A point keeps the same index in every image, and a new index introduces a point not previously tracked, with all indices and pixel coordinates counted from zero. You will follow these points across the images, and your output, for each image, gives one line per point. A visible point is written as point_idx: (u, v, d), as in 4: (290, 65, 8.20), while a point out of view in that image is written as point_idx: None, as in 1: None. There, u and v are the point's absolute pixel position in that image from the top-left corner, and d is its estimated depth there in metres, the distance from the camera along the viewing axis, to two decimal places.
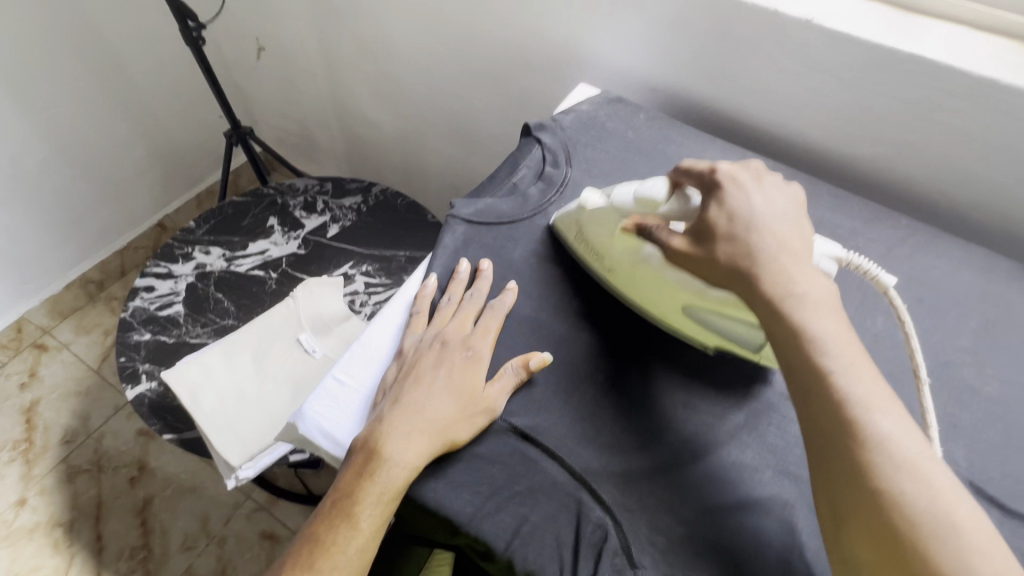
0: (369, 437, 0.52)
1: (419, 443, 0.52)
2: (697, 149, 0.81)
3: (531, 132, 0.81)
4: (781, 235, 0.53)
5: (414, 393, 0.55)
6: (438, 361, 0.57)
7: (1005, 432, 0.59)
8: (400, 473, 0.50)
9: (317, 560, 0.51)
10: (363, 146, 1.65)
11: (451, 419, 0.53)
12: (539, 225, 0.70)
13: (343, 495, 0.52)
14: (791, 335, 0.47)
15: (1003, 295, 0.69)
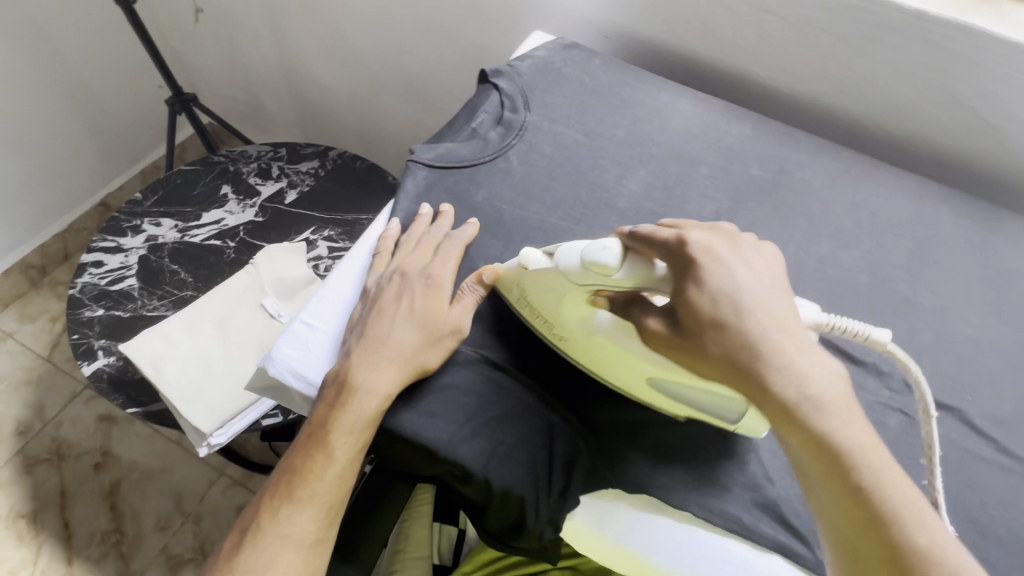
0: (339, 372, 0.53)
1: (390, 371, 0.52)
2: (652, 92, 0.83)
3: (488, 77, 0.80)
4: (777, 319, 0.45)
5: (380, 325, 0.55)
6: (400, 293, 0.57)
7: (936, 335, 0.64)
8: (372, 400, 0.51)
9: (298, 490, 0.52)
10: (317, 112, 1.59)
11: (421, 343, 0.54)
12: (500, 168, 0.71)
13: (315, 428, 0.52)
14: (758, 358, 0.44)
15: (933, 216, 0.74)
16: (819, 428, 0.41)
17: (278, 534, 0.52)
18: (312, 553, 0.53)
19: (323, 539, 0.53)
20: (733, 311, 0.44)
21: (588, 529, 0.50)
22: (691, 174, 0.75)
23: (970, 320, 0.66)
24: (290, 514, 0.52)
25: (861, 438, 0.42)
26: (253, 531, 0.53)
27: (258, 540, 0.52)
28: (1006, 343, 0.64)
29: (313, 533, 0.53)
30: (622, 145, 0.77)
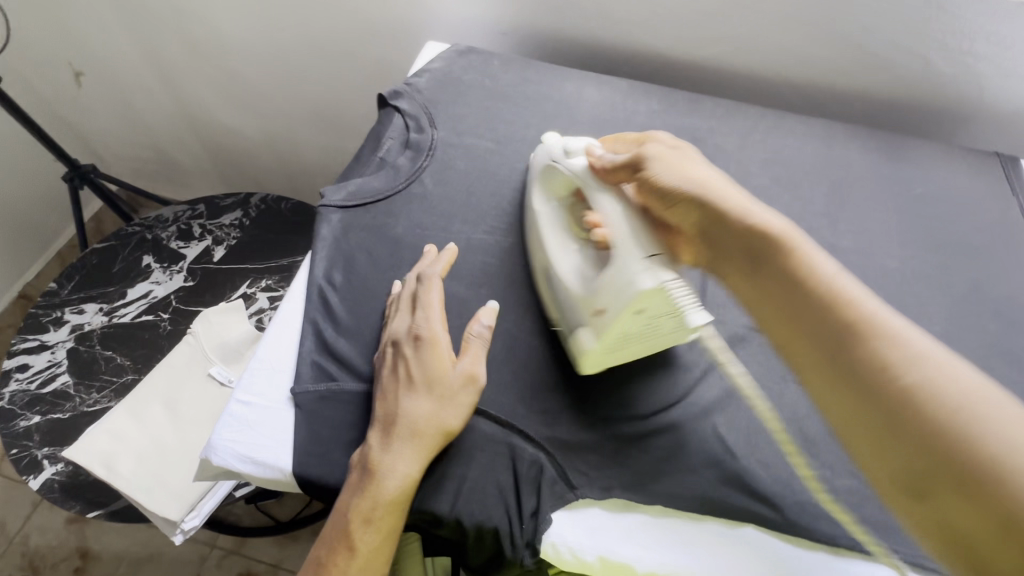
0: (359, 457, 0.50)
1: (408, 449, 0.49)
2: (555, 85, 0.82)
3: (388, 101, 0.78)
4: (714, 188, 0.54)
5: (387, 400, 0.51)
6: (395, 364, 0.53)
7: (862, 275, 0.66)
8: (395, 482, 0.48)
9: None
10: (229, 155, 1.52)
11: (435, 412, 0.51)
12: (416, 194, 0.69)
13: (340, 517, 0.49)
14: (764, 265, 0.49)
15: (841, 159, 0.77)
16: (838, 332, 0.44)
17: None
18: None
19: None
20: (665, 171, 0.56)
21: (570, 545, 0.49)
22: None
23: (891, 253, 0.68)
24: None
25: (844, 283, 0.46)
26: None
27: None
28: (926, 269, 0.67)
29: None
30: (535, 145, 0.76)
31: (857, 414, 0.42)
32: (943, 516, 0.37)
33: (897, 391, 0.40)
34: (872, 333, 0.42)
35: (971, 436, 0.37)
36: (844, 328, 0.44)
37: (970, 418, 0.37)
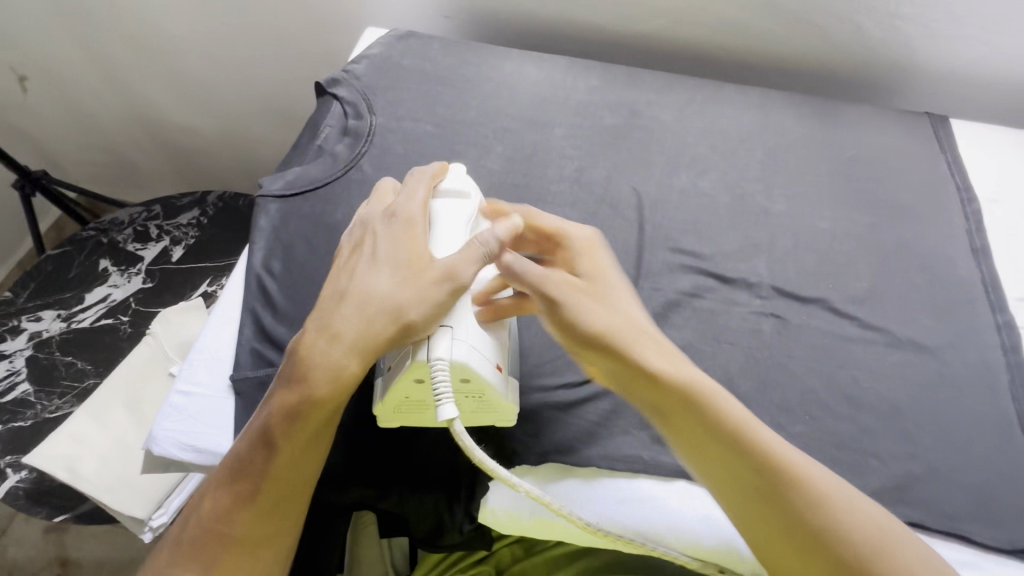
0: (299, 339, 0.46)
1: (349, 331, 0.45)
2: (494, 65, 0.83)
3: (326, 89, 0.78)
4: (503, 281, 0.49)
5: (354, 283, 0.47)
6: (371, 242, 0.49)
7: (794, 237, 0.68)
8: (327, 370, 0.44)
9: (240, 482, 0.45)
10: (192, 162, 1.49)
11: (388, 298, 0.45)
12: (355, 180, 0.70)
13: (264, 415, 0.46)
14: (657, 390, 0.47)
15: (777, 125, 0.78)
16: (751, 457, 0.44)
17: (215, 533, 0.45)
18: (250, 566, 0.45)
19: (271, 546, 0.46)
20: (597, 275, 0.51)
21: (510, 509, 0.51)
22: (547, 139, 0.75)
23: (823, 214, 0.70)
24: (220, 501, 0.45)
25: (730, 404, 0.46)
26: (190, 529, 0.46)
27: (200, 547, 0.45)
28: (857, 227, 0.69)
29: (249, 528, 0.45)
30: (474, 125, 0.76)
31: (756, 522, 0.44)
32: None
33: (794, 507, 0.43)
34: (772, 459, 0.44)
35: (852, 546, 0.41)
36: (748, 455, 0.44)
37: (852, 527, 0.42)
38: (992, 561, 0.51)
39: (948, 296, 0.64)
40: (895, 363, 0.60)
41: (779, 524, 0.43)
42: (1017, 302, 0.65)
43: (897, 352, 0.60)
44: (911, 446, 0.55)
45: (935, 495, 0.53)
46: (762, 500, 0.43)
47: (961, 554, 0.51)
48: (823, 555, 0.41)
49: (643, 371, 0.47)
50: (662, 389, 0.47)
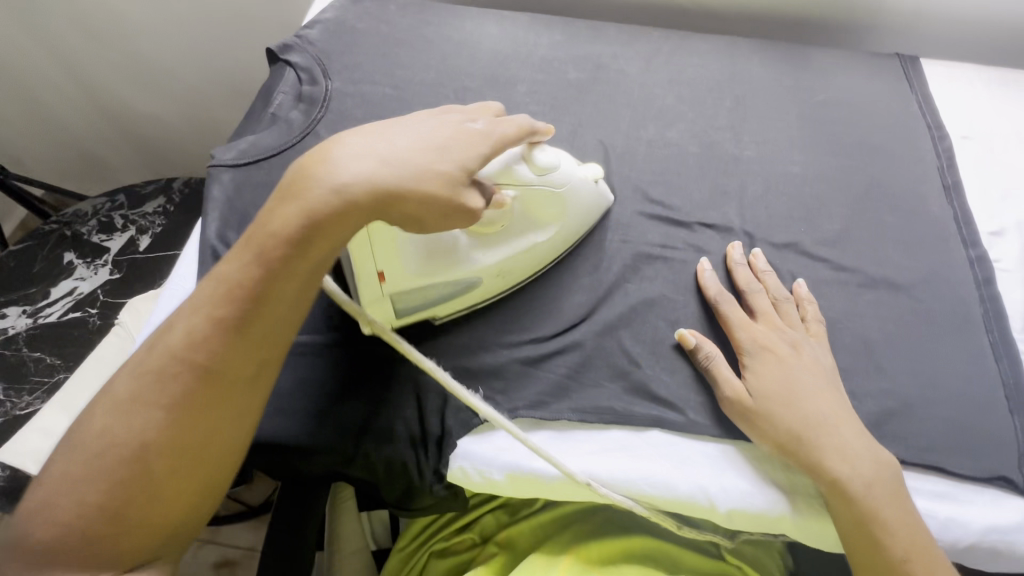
0: (312, 158, 0.44)
1: (362, 163, 0.42)
2: (454, 24, 0.80)
3: (278, 56, 0.75)
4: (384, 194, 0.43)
5: (388, 133, 0.45)
6: (427, 118, 0.47)
7: (765, 182, 0.67)
8: (333, 196, 0.41)
9: (229, 305, 0.42)
10: (154, 148, 1.36)
11: (405, 158, 0.44)
12: (311, 146, 0.67)
13: (259, 234, 0.43)
14: (776, 408, 0.50)
15: (745, 72, 0.76)
16: (843, 467, 0.48)
17: (183, 366, 0.42)
18: (218, 413, 0.42)
19: (220, 398, 0.42)
20: (786, 387, 0.51)
21: (479, 468, 0.50)
22: (510, 96, 0.73)
23: (794, 159, 0.69)
24: (194, 327, 0.42)
25: (834, 420, 0.50)
26: (155, 354, 0.42)
27: (164, 378, 0.42)
28: (828, 170, 0.68)
29: (220, 369, 0.42)
30: (434, 86, 0.73)
31: (836, 517, 0.48)
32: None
33: (872, 510, 0.47)
34: (859, 469, 0.48)
35: (904, 542, 0.46)
36: (838, 464, 0.48)
37: (907, 534, 0.46)
38: (969, 491, 0.51)
39: (920, 234, 0.63)
40: (868, 301, 0.59)
41: (855, 522, 0.47)
42: (990, 237, 0.64)
43: (869, 290, 0.60)
44: (885, 382, 0.55)
45: (911, 429, 0.52)
46: (838, 500, 0.48)
47: (938, 486, 0.51)
48: (880, 550, 0.46)
49: (823, 477, 0.48)
50: (843, 496, 0.47)
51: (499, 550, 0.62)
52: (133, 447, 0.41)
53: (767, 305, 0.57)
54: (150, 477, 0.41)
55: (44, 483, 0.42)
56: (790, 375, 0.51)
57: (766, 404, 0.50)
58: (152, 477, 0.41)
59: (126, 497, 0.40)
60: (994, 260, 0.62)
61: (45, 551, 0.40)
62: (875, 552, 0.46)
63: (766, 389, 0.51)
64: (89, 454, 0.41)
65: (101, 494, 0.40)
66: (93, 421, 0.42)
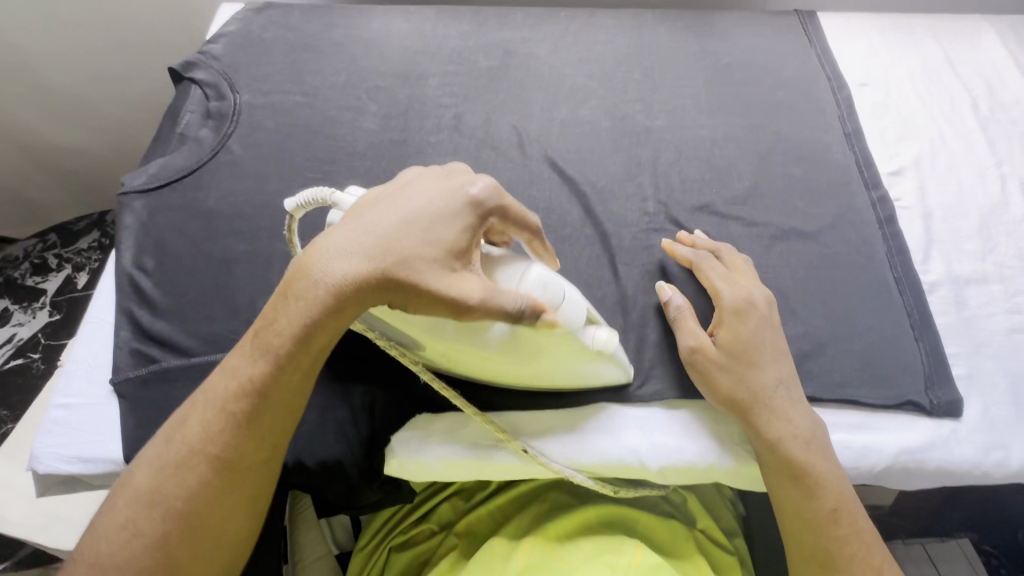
0: (301, 262, 0.42)
1: (355, 264, 0.40)
2: (360, 24, 0.79)
3: (182, 74, 0.74)
4: (359, 265, 0.40)
5: (387, 203, 0.43)
6: (423, 182, 0.44)
7: (676, 149, 0.69)
8: (330, 293, 0.40)
9: (238, 402, 0.43)
10: (80, 194, 1.26)
11: (397, 246, 0.41)
12: (224, 162, 0.66)
13: (266, 326, 0.43)
14: (733, 372, 0.51)
15: (651, 43, 0.78)
16: (781, 428, 0.49)
17: (197, 457, 0.43)
18: (233, 499, 0.43)
19: (214, 492, 0.42)
20: (754, 345, 0.51)
21: (417, 458, 0.52)
22: (422, 91, 0.73)
23: (703, 123, 0.71)
24: (208, 419, 0.43)
25: (784, 386, 0.51)
26: (170, 449, 0.43)
27: (183, 471, 0.42)
28: (736, 130, 0.70)
29: (234, 457, 0.43)
30: (345, 89, 0.73)
31: (770, 474, 0.49)
32: (791, 533, 0.49)
33: (804, 466, 0.48)
34: (798, 428, 0.49)
35: (835, 501, 0.48)
36: (778, 426, 0.49)
37: (835, 493, 0.48)
38: (881, 419, 0.53)
39: (825, 182, 0.66)
40: (780, 253, 0.61)
41: (788, 478, 0.48)
42: (889, 177, 0.67)
43: (780, 243, 0.62)
44: (800, 327, 0.57)
45: (825, 368, 0.55)
46: (771, 457, 0.49)
47: (854, 418, 0.54)
48: (810, 507, 0.48)
49: (763, 437, 0.49)
50: (776, 455, 0.49)
51: (460, 540, 0.62)
52: (161, 517, 0.42)
53: (743, 266, 0.57)
54: (172, 563, 0.41)
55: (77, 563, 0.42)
56: (761, 341, 0.52)
57: (725, 370, 0.51)
58: (178, 562, 0.41)
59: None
60: (896, 199, 0.65)
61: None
62: (806, 507, 0.48)
63: (729, 352, 0.51)
64: (117, 538, 0.41)
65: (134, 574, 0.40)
66: (116, 508, 0.42)
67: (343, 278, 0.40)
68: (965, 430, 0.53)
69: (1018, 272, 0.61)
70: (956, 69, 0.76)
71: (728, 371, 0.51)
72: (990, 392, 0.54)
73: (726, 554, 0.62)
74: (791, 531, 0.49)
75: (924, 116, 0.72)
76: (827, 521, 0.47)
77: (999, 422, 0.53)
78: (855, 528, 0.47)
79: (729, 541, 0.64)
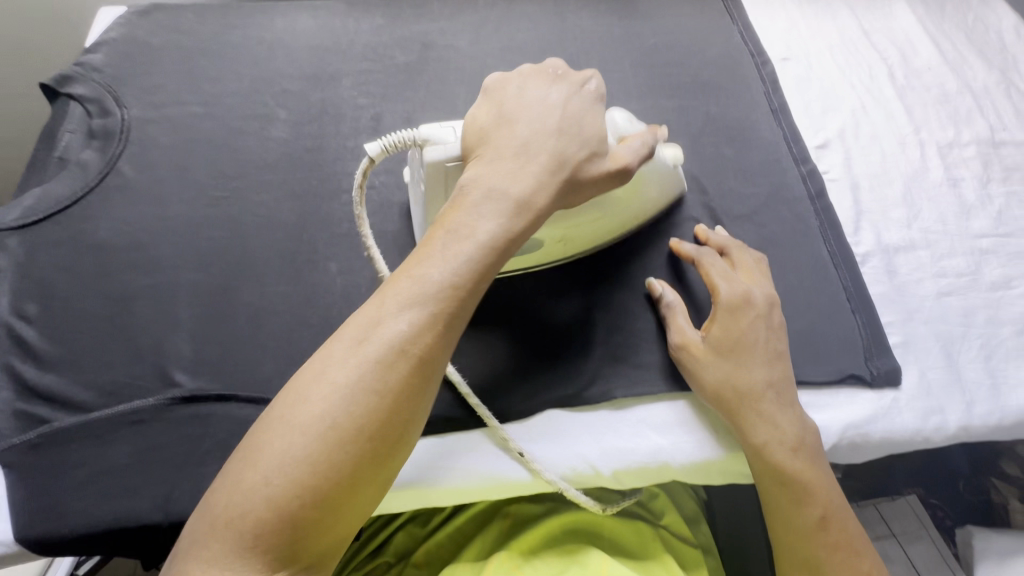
0: (476, 177, 0.45)
1: (539, 171, 0.45)
2: (261, 23, 0.73)
3: (58, 91, 0.66)
4: (544, 171, 0.45)
5: (530, 108, 0.47)
6: (553, 88, 0.49)
7: None
8: (520, 200, 0.44)
9: (436, 307, 0.40)
10: None
11: (564, 147, 0.46)
12: (113, 187, 0.59)
13: (451, 230, 0.43)
14: (723, 373, 0.50)
15: (575, 28, 0.75)
16: (768, 435, 0.48)
17: (400, 355, 0.39)
18: (422, 411, 0.40)
19: (414, 402, 0.40)
20: (743, 341, 0.50)
21: None
22: (335, 92, 0.68)
23: (633, 108, 0.69)
24: (407, 324, 0.40)
25: (770, 389, 0.49)
26: (366, 347, 0.39)
27: (383, 368, 0.39)
28: (666, 114, 0.69)
29: (432, 359, 0.40)
30: (249, 95, 0.67)
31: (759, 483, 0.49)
32: (780, 538, 0.49)
33: (790, 476, 0.48)
34: (785, 435, 0.48)
35: (823, 508, 0.48)
36: (765, 435, 0.48)
37: (823, 498, 0.48)
38: (825, 395, 0.53)
39: (757, 161, 0.66)
40: None
41: (775, 488, 0.48)
42: (817, 150, 0.67)
43: (719, 226, 0.61)
44: None
45: None
46: (758, 467, 0.49)
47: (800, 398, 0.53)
48: (798, 515, 0.48)
49: (745, 443, 0.49)
50: (761, 461, 0.48)
51: (419, 572, 0.60)
52: (351, 436, 0.37)
53: (750, 264, 0.55)
54: (369, 476, 0.38)
55: (251, 468, 0.36)
56: (745, 340, 0.50)
57: (711, 371, 0.50)
58: (364, 473, 0.38)
59: (342, 492, 0.37)
60: (824, 172, 0.66)
61: (250, 546, 0.35)
62: (795, 516, 0.48)
63: (711, 358, 0.50)
64: (306, 443, 0.37)
65: (328, 480, 0.36)
66: (307, 407, 0.38)
67: (538, 178, 0.45)
68: (905, 398, 0.53)
69: (943, 236, 0.62)
70: (872, 38, 0.77)
71: (715, 374, 0.50)
72: (926, 358, 0.55)
73: (688, 546, 0.61)
74: (779, 537, 0.49)
75: (846, 87, 0.72)
76: (816, 529, 0.48)
77: (935, 386, 0.54)
78: (841, 531, 0.48)
79: (691, 530, 0.63)
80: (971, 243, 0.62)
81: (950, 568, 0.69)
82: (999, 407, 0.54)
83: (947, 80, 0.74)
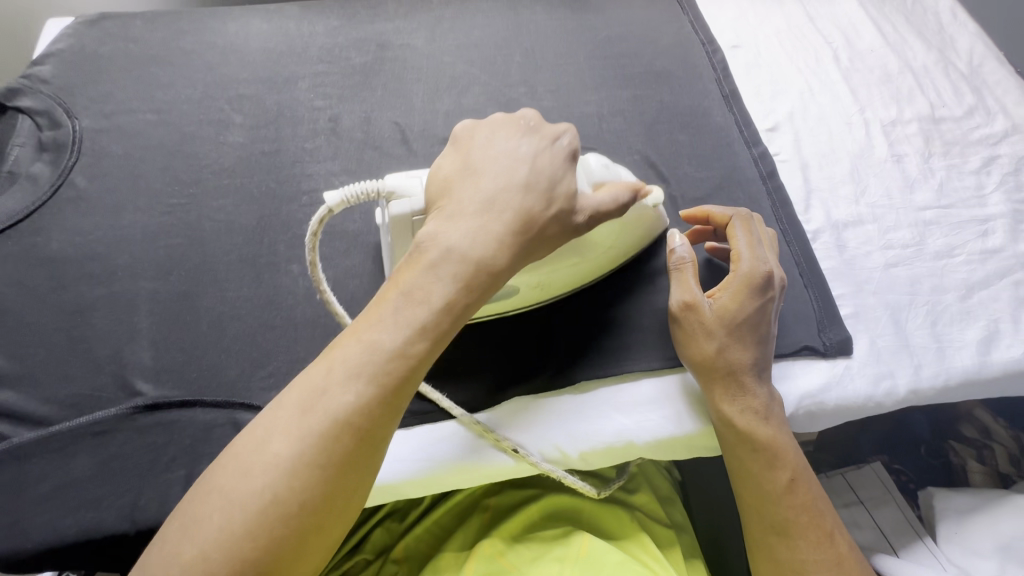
0: (431, 233, 0.43)
1: (501, 230, 0.43)
2: (214, 29, 0.73)
3: (4, 104, 0.65)
4: (501, 230, 0.43)
5: (496, 162, 0.46)
6: (523, 140, 0.47)
7: None
8: (473, 260, 0.42)
9: (384, 378, 0.39)
10: None
11: (529, 202, 0.44)
12: (66, 199, 0.59)
13: (406, 290, 0.41)
14: (713, 346, 0.51)
15: (529, 24, 0.76)
16: (742, 404, 0.50)
17: (344, 429, 0.38)
18: (367, 483, 0.39)
19: (363, 475, 0.38)
20: (746, 318, 0.51)
21: None
22: (291, 95, 0.68)
23: (588, 100, 0.70)
24: (354, 396, 0.38)
25: (751, 363, 0.51)
26: (312, 418, 0.38)
27: (329, 442, 0.37)
28: (621, 104, 0.70)
29: (377, 433, 0.39)
30: (203, 101, 0.66)
31: (729, 449, 0.51)
32: (750, 505, 0.50)
33: (759, 440, 0.49)
34: (755, 404, 0.50)
35: (791, 473, 0.49)
36: (738, 403, 0.50)
37: (790, 464, 0.50)
38: (780, 367, 0.55)
39: (710, 146, 0.67)
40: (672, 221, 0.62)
41: (744, 453, 0.50)
42: (767, 133, 0.69)
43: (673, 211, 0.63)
44: None
45: None
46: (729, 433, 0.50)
47: None
48: (764, 479, 0.49)
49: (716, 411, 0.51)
50: (733, 431, 0.50)
51: (399, 567, 0.59)
52: (292, 512, 0.36)
53: (768, 238, 0.56)
54: (309, 551, 0.37)
55: (185, 539, 0.35)
56: (742, 319, 0.51)
57: (701, 343, 0.51)
58: (305, 548, 0.37)
59: (277, 567, 0.36)
60: (774, 154, 0.68)
61: None
62: (762, 482, 0.49)
63: (703, 326, 0.51)
64: (241, 520, 0.35)
65: (264, 557, 0.35)
66: (246, 481, 0.36)
67: (496, 240, 0.43)
68: (857, 365, 0.56)
69: (888, 209, 0.65)
70: (817, 24, 0.80)
71: (704, 344, 0.51)
72: (875, 326, 0.57)
73: (662, 525, 0.62)
74: (746, 503, 0.50)
75: (794, 72, 0.75)
76: (782, 492, 0.49)
77: (884, 352, 0.56)
78: (808, 497, 0.49)
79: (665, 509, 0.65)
80: (915, 216, 0.65)
81: (914, 529, 0.69)
82: (945, 370, 0.56)
83: (889, 61, 0.76)
